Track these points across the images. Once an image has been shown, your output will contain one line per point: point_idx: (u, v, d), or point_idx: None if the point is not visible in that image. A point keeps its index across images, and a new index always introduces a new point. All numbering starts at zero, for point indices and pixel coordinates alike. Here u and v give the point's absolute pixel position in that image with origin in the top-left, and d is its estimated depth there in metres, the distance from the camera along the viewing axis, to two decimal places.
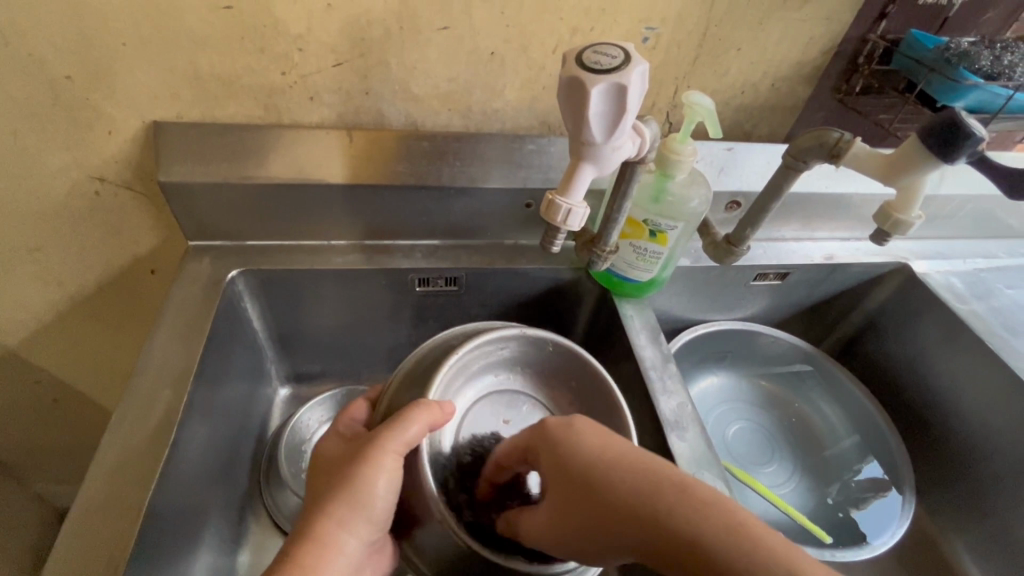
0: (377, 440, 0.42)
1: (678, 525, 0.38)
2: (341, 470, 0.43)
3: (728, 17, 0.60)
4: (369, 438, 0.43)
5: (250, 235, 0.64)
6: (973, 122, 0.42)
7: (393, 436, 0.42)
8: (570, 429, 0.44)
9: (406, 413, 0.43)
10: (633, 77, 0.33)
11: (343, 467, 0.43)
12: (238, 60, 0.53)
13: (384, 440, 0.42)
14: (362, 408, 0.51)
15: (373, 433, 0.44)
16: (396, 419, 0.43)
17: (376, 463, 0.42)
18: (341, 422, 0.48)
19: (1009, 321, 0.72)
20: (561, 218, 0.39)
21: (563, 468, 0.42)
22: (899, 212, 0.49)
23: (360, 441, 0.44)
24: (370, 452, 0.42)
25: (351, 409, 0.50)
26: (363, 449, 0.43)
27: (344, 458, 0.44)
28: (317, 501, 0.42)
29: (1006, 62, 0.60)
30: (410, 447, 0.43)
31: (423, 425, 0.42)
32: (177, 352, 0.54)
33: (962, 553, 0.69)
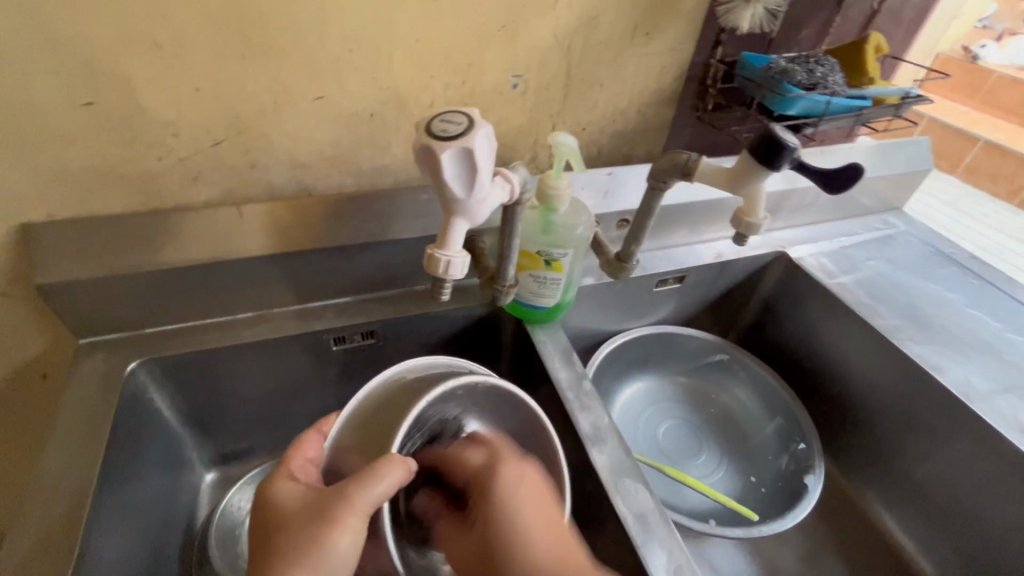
0: (343, 497, 0.40)
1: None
2: (299, 530, 0.40)
3: (585, 59, 0.67)
4: (333, 495, 0.41)
5: (148, 322, 0.62)
6: (786, 134, 0.49)
7: (362, 494, 0.40)
8: (517, 481, 0.48)
9: (373, 469, 0.41)
10: (480, 138, 0.36)
11: (302, 526, 0.40)
12: (108, 152, 0.53)
13: (353, 497, 0.40)
14: (315, 444, 0.49)
15: (337, 487, 0.41)
16: (363, 474, 0.41)
17: (341, 522, 0.40)
18: (294, 465, 0.46)
19: (873, 289, 0.82)
20: (442, 269, 0.41)
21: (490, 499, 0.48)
22: (749, 215, 0.56)
23: (321, 496, 0.42)
24: (335, 512, 0.40)
25: (303, 445, 0.48)
26: (327, 508, 0.40)
27: (302, 515, 0.41)
28: (271, 563, 0.40)
29: (818, 74, 0.69)
30: (375, 507, 0.41)
31: (390, 484, 0.40)
32: (73, 461, 0.50)
33: (874, 502, 0.77)
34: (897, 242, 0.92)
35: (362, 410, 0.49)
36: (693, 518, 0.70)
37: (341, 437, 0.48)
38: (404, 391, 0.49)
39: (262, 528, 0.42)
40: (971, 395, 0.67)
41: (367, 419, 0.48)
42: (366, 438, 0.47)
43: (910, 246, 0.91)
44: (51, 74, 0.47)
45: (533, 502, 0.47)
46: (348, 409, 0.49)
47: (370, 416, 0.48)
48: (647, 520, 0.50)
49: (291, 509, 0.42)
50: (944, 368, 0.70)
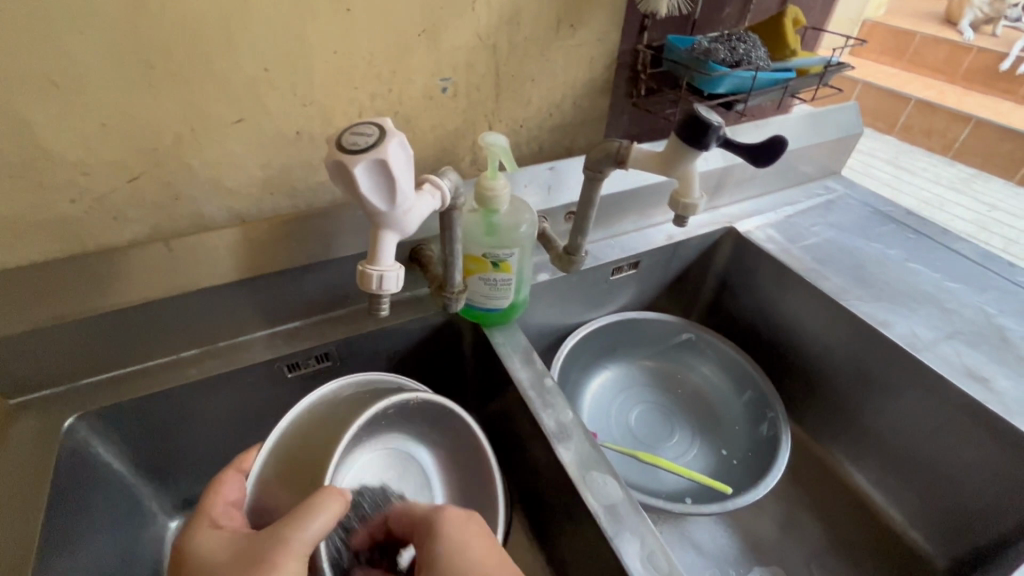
0: (281, 539, 0.39)
1: None
2: None
3: (512, 56, 0.66)
4: (269, 539, 0.39)
5: (85, 373, 0.58)
6: (709, 113, 0.49)
7: (299, 532, 0.39)
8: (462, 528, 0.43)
9: (311, 503, 0.40)
10: (393, 148, 0.35)
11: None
12: (14, 200, 0.50)
13: (292, 536, 0.39)
14: (235, 485, 0.47)
15: (269, 529, 0.39)
16: (302, 509, 0.40)
17: (276, 567, 0.37)
18: (214, 507, 0.44)
19: (820, 254, 0.84)
20: (376, 284, 0.40)
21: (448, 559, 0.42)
22: (685, 197, 0.57)
23: (250, 545, 0.39)
24: (272, 557, 0.38)
25: (224, 485, 0.46)
26: (261, 554, 0.38)
27: (228, 565, 0.39)
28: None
29: (741, 51, 0.70)
30: (316, 543, 0.40)
31: (329, 516, 0.40)
32: (9, 532, 0.47)
33: (841, 459, 0.79)
34: (838, 206, 0.94)
35: (283, 442, 0.50)
36: (670, 499, 0.71)
37: (262, 472, 0.49)
38: (327, 420, 0.51)
39: None
40: (917, 346, 0.70)
41: (293, 446, 0.50)
42: (291, 474, 0.48)
43: (851, 209, 0.94)
44: None
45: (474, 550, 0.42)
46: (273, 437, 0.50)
47: (293, 447, 0.50)
48: (617, 509, 0.50)
49: (219, 559, 0.39)
50: (891, 323, 0.73)
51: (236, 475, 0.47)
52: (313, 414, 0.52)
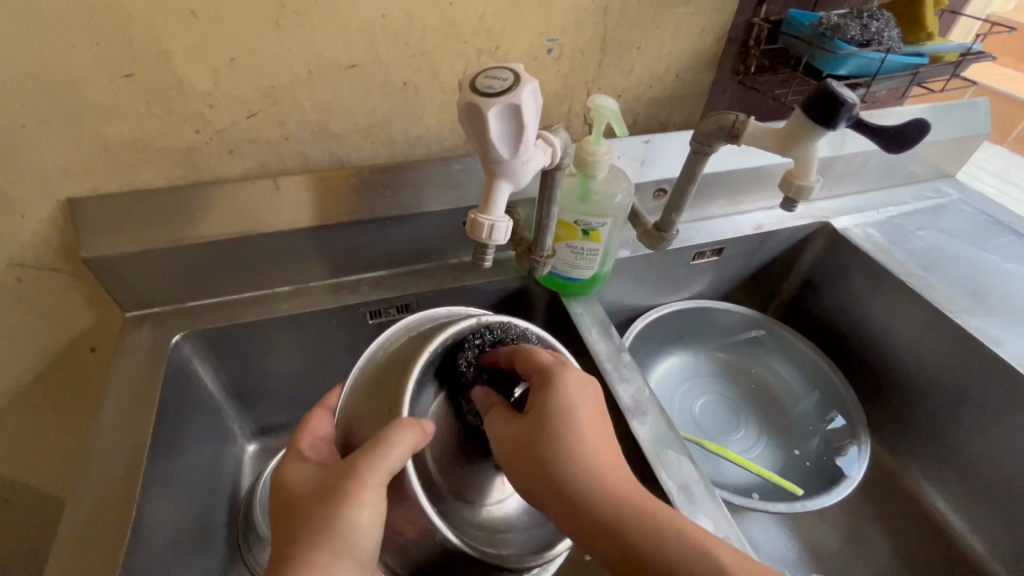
0: (355, 477, 0.40)
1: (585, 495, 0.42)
2: (317, 511, 0.41)
3: (623, 20, 0.63)
4: (346, 474, 0.40)
5: (190, 297, 0.62)
6: (844, 90, 0.46)
7: (374, 467, 0.39)
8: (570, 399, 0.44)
9: (382, 437, 0.40)
10: (527, 95, 0.38)
11: (320, 506, 0.41)
12: (148, 125, 0.53)
13: (366, 474, 0.40)
14: (324, 421, 0.48)
15: (350, 463, 0.41)
16: (373, 446, 0.40)
17: (358, 499, 0.40)
18: (303, 442, 0.46)
19: (924, 260, 0.78)
20: (486, 234, 0.43)
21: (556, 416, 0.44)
22: (800, 178, 0.54)
23: (334, 475, 0.42)
24: (353, 490, 0.40)
25: (313, 423, 0.47)
26: (342, 485, 0.40)
27: (317, 493, 0.41)
28: (296, 545, 0.40)
29: (873, 29, 0.65)
30: (391, 475, 0.40)
31: (404, 450, 0.39)
32: (125, 430, 0.52)
33: (919, 479, 0.74)
34: (948, 212, 0.87)
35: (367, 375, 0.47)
36: (736, 492, 0.69)
37: (347, 407, 0.47)
38: (402, 351, 0.47)
39: (284, 511, 0.43)
40: None
41: (372, 381, 0.47)
42: (377, 402, 0.45)
43: (963, 216, 0.87)
44: (90, 44, 0.47)
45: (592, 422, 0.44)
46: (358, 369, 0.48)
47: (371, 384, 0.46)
48: (691, 490, 0.49)
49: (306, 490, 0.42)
50: (1002, 341, 0.67)
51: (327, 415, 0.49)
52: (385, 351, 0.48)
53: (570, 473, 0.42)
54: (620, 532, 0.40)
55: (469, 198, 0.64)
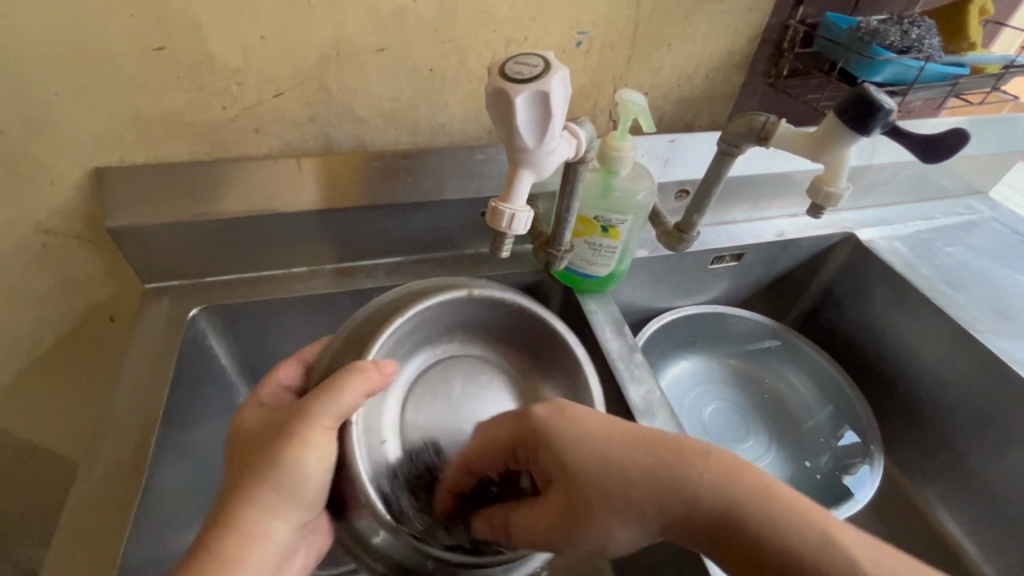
0: (304, 416, 0.39)
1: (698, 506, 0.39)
2: (261, 452, 0.40)
3: (655, 16, 0.62)
4: (294, 414, 0.40)
5: (208, 272, 0.63)
6: (882, 96, 0.45)
7: (324, 407, 0.39)
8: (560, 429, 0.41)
9: (336, 381, 0.40)
10: (555, 82, 0.38)
11: (265, 446, 0.40)
12: (178, 99, 0.53)
13: (315, 412, 0.39)
14: (292, 371, 0.48)
15: (300, 405, 0.40)
16: (327, 387, 0.40)
17: (306, 439, 0.39)
18: (265, 390, 0.46)
19: (950, 277, 0.76)
20: (506, 223, 0.43)
21: (564, 459, 0.41)
22: (829, 185, 0.53)
23: (281, 418, 0.41)
24: (298, 430, 0.39)
25: (279, 373, 0.47)
26: (287, 425, 0.39)
27: (265, 434, 0.41)
28: (236, 486, 0.39)
29: (914, 36, 0.63)
30: (342, 417, 0.40)
31: (357, 390, 0.39)
32: (141, 398, 0.53)
33: (932, 500, 0.73)
34: (979, 229, 0.85)
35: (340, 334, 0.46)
36: None
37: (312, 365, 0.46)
38: (383, 309, 0.46)
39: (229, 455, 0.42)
40: None
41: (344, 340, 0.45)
42: (340, 352, 0.44)
43: (994, 234, 0.84)
44: (125, 16, 0.48)
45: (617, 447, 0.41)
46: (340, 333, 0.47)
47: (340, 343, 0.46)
48: None
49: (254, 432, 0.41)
50: None
51: (298, 370, 0.48)
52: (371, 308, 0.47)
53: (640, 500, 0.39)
54: (740, 515, 0.38)
55: (489, 188, 0.64)
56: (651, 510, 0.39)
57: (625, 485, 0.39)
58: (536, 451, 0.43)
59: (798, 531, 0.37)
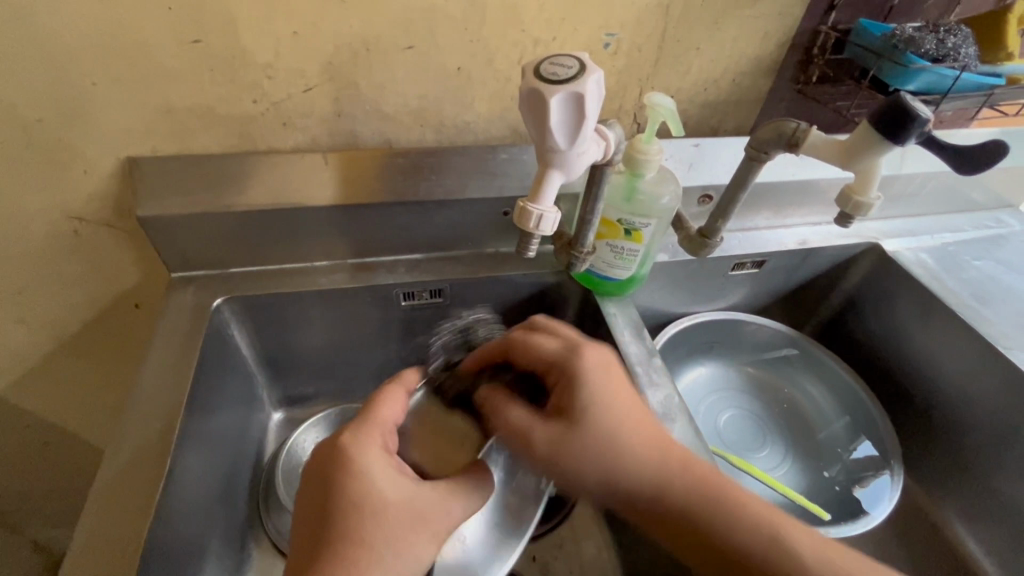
0: (444, 509, 0.43)
1: (659, 484, 0.45)
2: (391, 527, 0.41)
3: (684, 19, 0.62)
4: (435, 502, 0.43)
5: (233, 263, 0.64)
6: (918, 105, 0.44)
7: (461, 510, 0.44)
8: (596, 367, 0.48)
9: (476, 484, 0.45)
10: (591, 84, 0.38)
11: (400, 526, 0.41)
12: (211, 93, 0.54)
13: (455, 512, 0.43)
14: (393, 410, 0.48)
15: (439, 493, 0.43)
16: (465, 485, 0.45)
17: (436, 535, 0.42)
18: (376, 429, 0.45)
19: (977, 291, 0.75)
20: (534, 223, 0.44)
21: (581, 395, 0.47)
22: (859, 194, 0.53)
23: (419, 496, 0.42)
24: (436, 522, 0.42)
25: (390, 406, 0.47)
26: (429, 514, 0.42)
27: (396, 506, 0.41)
28: (352, 550, 0.39)
29: (950, 45, 0.62)
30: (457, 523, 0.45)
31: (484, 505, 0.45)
32: (166, 385, 0.54)
33: (952, 519, 0.71)
34: (1008, 243, 0.83)
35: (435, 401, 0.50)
36: None
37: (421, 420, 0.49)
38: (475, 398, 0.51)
39: (334, 506, 0.41)
40: None
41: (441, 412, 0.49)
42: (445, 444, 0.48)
43: None
44: (163, 9, 0.48)
45: (618, 398, 0.47)
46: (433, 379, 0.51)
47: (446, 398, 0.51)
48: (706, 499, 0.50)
49: (386, 496, 0.41)
50: None
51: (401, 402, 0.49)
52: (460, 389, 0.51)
53: (616, 456, 0.46)
54: (677, 510, 0.45)
55: (513, 187, 0.64)
56: (625, 467, 0.46)
57: (614, 437, 0.46)
58: (561, 383, 0.48)
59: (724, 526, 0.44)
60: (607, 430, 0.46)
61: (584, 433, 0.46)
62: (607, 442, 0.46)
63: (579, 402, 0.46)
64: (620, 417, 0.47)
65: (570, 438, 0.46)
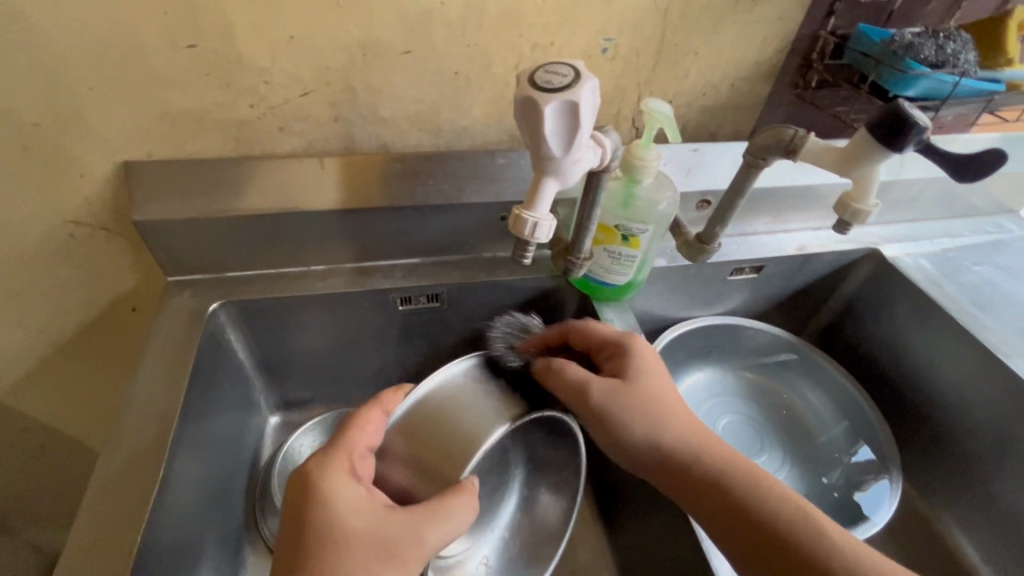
0: (415, 538, 0.41)
1: (704, 459, 0.48)
2: (356, 561, 0.39)
3: (682, 23, 0.62)
4: (407, 531, 0.41)
5: (230, 267, 0.64)
6: (917, 112, 0.44)
7: (433, 541, 0.41)
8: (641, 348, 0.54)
9: (449, 510, 0.42)
10: (585, 92, 0.38)
11: (365, 560, 0.39)
12: (206, 97, 0.54)
13: (426, 540, 0.41)
14: (375, 430, 0.46)
15: (409, 525, 0.41)
16: (440, 513, 0.42)
17: (405, 566, 0.40)
18: (350, 451, 0.44)
19: (977, 297, 0.75)
20: (529, 231, 0.43)
21: (632, 364, 0.52)
22: (857, 201, 0.52)
23: (388, 530, 0.40)
24: (404, 553, 0.40)
25: (368, 426, 0.46)
26: (397, 546, 0.40)
27: (361, 543, 0.40)
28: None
29: (949, 51, 0.62)
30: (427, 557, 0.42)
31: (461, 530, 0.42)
32: (161, 389, 0.54)
33: (951, 526, 0.71)
34: (1008, 248, 0.83)
35: (425, 408, 0.47)
36: None
37: (411, 425, 0.47)
38: (461, 404, 0.47)
39: (303, 543, 0.40)
40: None
41: (428, 420, 0.47)
42: (430, 464, 0.45)
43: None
44: (159, 14, 0.48)
45: (659, 376, 0.52)
46: (415, 399, 0.48)
47: (438, 406, 0.47)
48: None
49: (353, 528, 0.40)
50: None
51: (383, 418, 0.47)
52: (449, 391, 0.48)
53: (658, 423, 0.50)
54: (725, 484, 0.46)
55: (510, 191, 0.64)
56: (669, 434, 0.49)
57: (658, 408, 0.50)
58: (612, 355, 0.54)
59: (767, 504, 0.45)
60: (652, 397, 0.51)
61: (635, 378, 0.51)
62: (653, 404, 0.50)
63: (630, 367, 0.52)
64: (662, 390, 0.51)
65: (628, 393, 0.50)
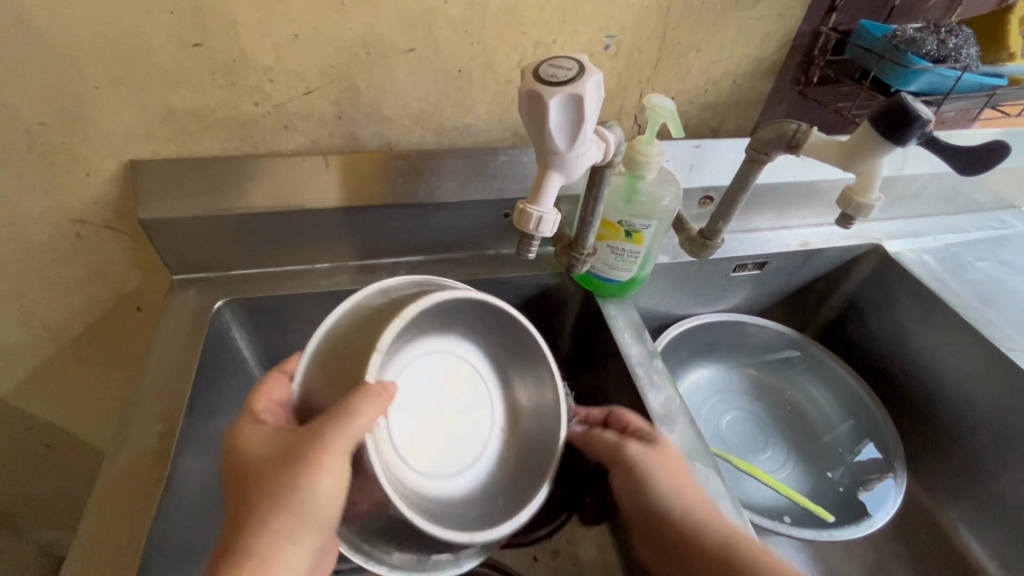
0: (319, 441, 0.39)
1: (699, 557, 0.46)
2: (270, 482, 0.39)
3: (684, 21, 0.62)
4: (309, 438, 0.40)
5: (235, 265, 0.64)
6: (919, 106, 0.44)
7: (340, 433, 0.39)
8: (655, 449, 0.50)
9: (348, 406, 0.40)
10: (589, 85, 0.38)
11: (279, 475, 0.39)
12: (211, 96, 0.54)
13: (328, 439, 0.39)
14: (281, 384, 0.46)
15: (313, 430, 0.40)
16: (338, 413, 0.40)
17: (320, 466, 0.39)
18: (261, 404, 0.44)
19: (981, 292, 0.75)
20: (534, 225, 0.44)
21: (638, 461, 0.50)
22: (860, 195, 0.52)
23: (294, 441, 0.40)
24: (311, 455, 0.39)
25: (268, 386, 0.46)
26: (302, 452, 0.39)
27: (277, 459, 0.40)
28: (249, 517, 0.39)
29: (952, 45, 0.62)
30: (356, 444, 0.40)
31: (371, 415, 0.39)
32: (167, 386, 0.54)
33: (956, 522, 0.71)
34: (1011, 244, 0.83)
35: (333, 334, 0.46)
36: (763, 513, 0.67)
37: (307, 373, 0.45)
38: (380, 308, 0.46)
39: (234, 484, 0.41)
40: None
41: (347, 333, 0.46)
42: (336, 366, 0.44)
43: None
44: (165, 13, 0.49)
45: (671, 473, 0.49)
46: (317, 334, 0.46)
47: (353, 323, 0.46)
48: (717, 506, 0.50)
49: (263, 458, 0.40)
50: None
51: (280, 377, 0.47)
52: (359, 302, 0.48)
53: (656, 509, 0.48)
54: None
55: (513, 188, 0.64)
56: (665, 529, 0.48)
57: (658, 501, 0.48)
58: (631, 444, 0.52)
59: None
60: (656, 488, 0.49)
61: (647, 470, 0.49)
62: (650, 492, 0.49)
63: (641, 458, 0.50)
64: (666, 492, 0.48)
65: (625, 467, 0.50)
